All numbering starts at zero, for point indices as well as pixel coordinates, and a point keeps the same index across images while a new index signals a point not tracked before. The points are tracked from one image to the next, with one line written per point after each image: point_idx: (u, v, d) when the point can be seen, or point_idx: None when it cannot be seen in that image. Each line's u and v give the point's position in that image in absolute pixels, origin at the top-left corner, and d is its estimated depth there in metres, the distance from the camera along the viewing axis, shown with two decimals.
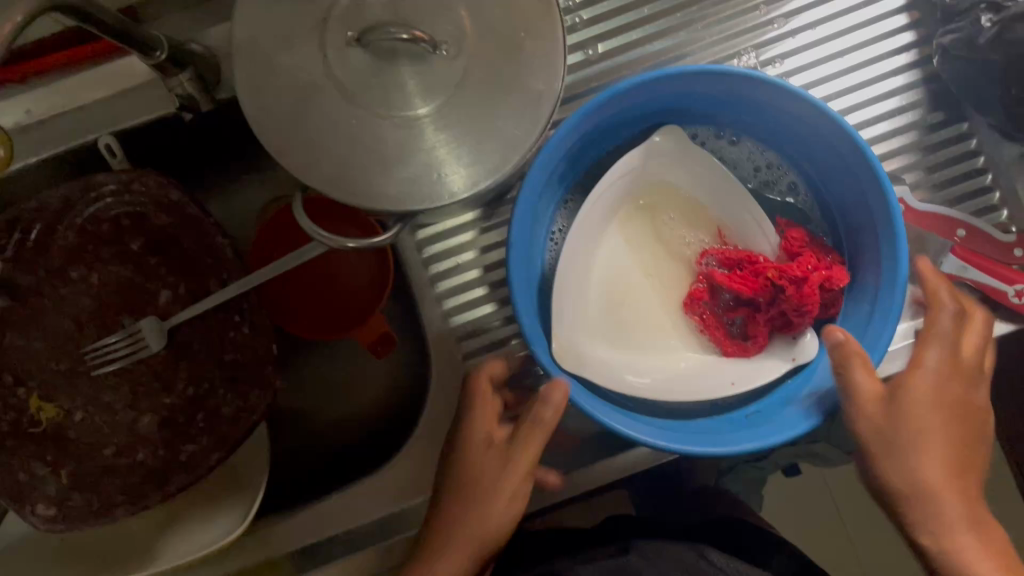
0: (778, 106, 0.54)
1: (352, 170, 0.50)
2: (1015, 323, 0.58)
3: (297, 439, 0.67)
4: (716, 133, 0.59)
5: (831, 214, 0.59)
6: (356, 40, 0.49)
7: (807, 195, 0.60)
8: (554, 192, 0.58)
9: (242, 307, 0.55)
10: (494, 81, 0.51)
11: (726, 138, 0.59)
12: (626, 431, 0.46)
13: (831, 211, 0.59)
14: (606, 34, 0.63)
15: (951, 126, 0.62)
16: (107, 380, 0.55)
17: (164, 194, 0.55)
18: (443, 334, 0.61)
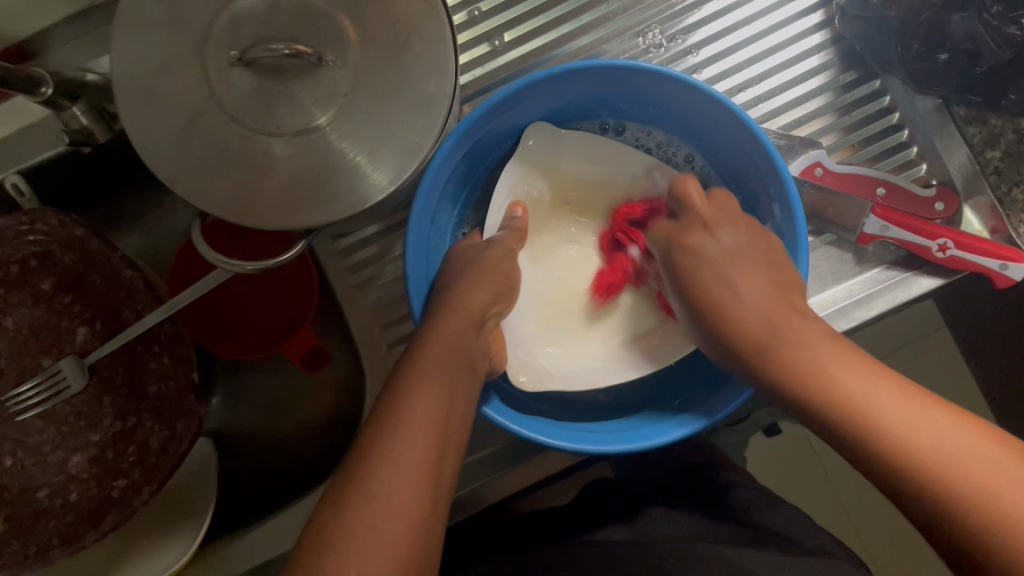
0: (662, 94, 0.55)
1: (248, 190, 0.49)
2: (940, 277, 0.58)
3: (246, 458, 0.68)
4: (597, 124, 0.62)
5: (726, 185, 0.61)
6: (238, 59, 0.48)
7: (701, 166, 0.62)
8: (456, 198, 0.61)
9: (157, 337, 0.56)
10: (384, 84, 0.50)
11: (608, 127, 0.62)
12: (536, 438, 0.49)
13: (725, 182, 0.61)
14: (511, 21, 0.62)
15: (864, 85, 0.62)
16: (32, 424, 0.54)
17: (69, 232, 0.54)
18: (374, 341, 0.61)
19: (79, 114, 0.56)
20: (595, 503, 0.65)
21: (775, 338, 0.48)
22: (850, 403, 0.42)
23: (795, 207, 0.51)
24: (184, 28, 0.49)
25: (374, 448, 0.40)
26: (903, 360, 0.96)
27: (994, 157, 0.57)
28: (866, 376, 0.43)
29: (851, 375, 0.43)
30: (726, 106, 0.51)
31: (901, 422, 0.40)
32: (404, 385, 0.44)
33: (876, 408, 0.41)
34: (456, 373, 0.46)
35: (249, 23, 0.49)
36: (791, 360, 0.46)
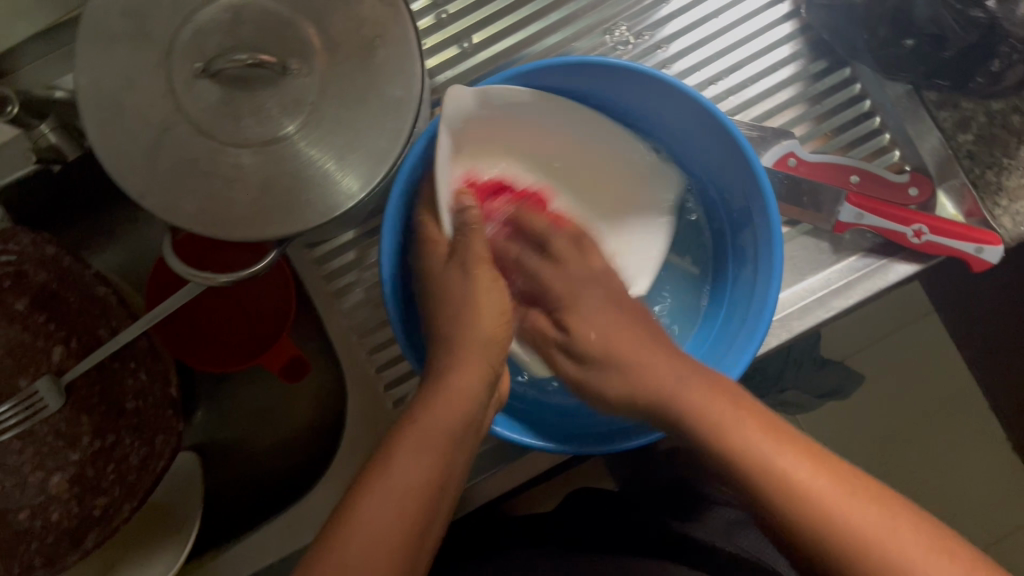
0: (634, 92, 0.55)
1: (217, 202, 0.49)
2: (917, 263, 0.58)
3: (231, 472, 0.67)
4: None
5: (699, 182, 0.61)
6: (202, 71, 0.48)
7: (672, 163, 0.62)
8: None
9: (133, 353, 0.56)
10: (350, 90, 0.49)
11: None
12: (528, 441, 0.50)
13: (698, 179, 0.61)
14: (479, 23, 0.62)
15: (834, 73, 0.62)
16: (10, 445, 0.53)
17: (40, 252, 0.54)
18: (355, 348, 0.60)
19: (47, 132, 0.56)
20: (578, 509, 0.65)
21: (658, 400, 0.49)
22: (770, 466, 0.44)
23: (770, 198, 0.51)
24: (146, 42, 0.49)
25: (352, 516, 0.42)
26: (891, 347, 0.96)
27: (967, 140, 0.57)
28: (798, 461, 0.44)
29: (761, 438, 0.45)
30: (698, 100, 0.51)
31: (833, 509, 0.42)
32: (395, 445, 0.46)
33: (798, 479, 0.44)
34: (456, 433, 0.47)
35: (212, 34, 0.49)
36: (701, 401, 0.47)
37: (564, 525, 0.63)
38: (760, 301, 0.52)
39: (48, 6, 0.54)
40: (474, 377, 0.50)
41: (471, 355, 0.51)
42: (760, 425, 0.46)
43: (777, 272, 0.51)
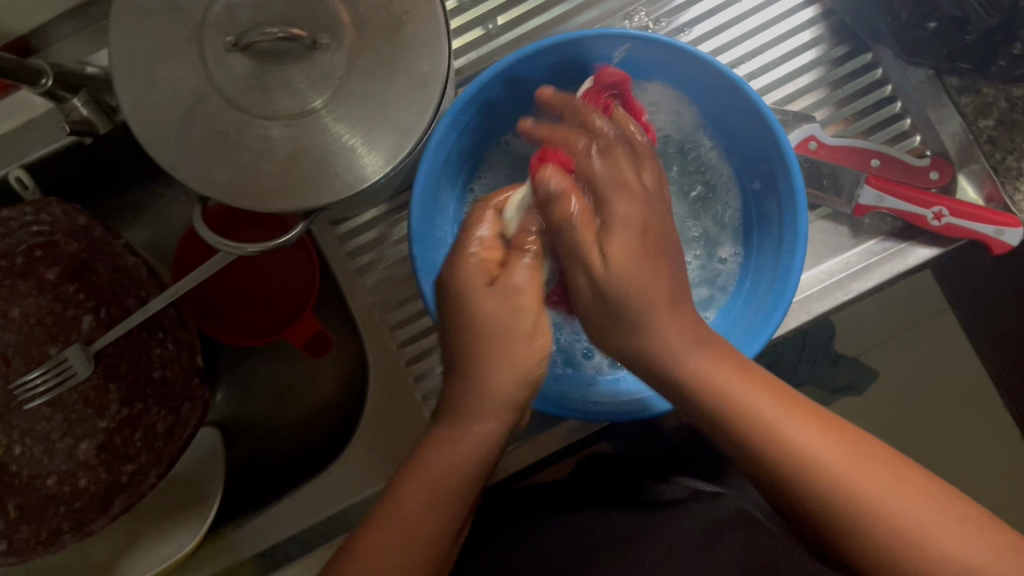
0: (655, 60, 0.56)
1: (246, 174, 0.50)
2: (936, 246, 0.58)
3: (251, 447, 0.68)
4: None
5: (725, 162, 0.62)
6: (234, 45, 0.49)
7: (697, 144, 0.63)
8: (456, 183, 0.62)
9: (161, 324, 0.56)
10: (379, 64, 0.50)
11: None
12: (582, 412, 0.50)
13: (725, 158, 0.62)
14: (503, 6, 0.63)
15: (856, 58, 0.62)
16: (40, 412, 0.55)
17: (72, 221, 0.54)
18: (376, 324, 0.61)
19: (80, 106, 0.56)
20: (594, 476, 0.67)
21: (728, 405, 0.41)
22: (807, 456, 0.39)
23: (792, 164, 0.51)
24: (179, 16, 0.50)
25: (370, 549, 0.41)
26: (907, 341, 0.96)
27: (987, 126, 0.57)
28: (828, 440, 0.39)
29: (823, 445, 0.39)
30: (717, 67, 0.52)
31: (873, 499, 0.38)
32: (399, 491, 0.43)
33: (858, 485, 0.38)
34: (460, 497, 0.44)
35: (244, 8, 0.49)
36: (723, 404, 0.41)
37: (583, 486, 0.65)
38: (784, 268, 0.53)
39: None
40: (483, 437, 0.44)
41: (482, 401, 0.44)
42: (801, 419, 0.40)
43: (802, 237, 0.51)
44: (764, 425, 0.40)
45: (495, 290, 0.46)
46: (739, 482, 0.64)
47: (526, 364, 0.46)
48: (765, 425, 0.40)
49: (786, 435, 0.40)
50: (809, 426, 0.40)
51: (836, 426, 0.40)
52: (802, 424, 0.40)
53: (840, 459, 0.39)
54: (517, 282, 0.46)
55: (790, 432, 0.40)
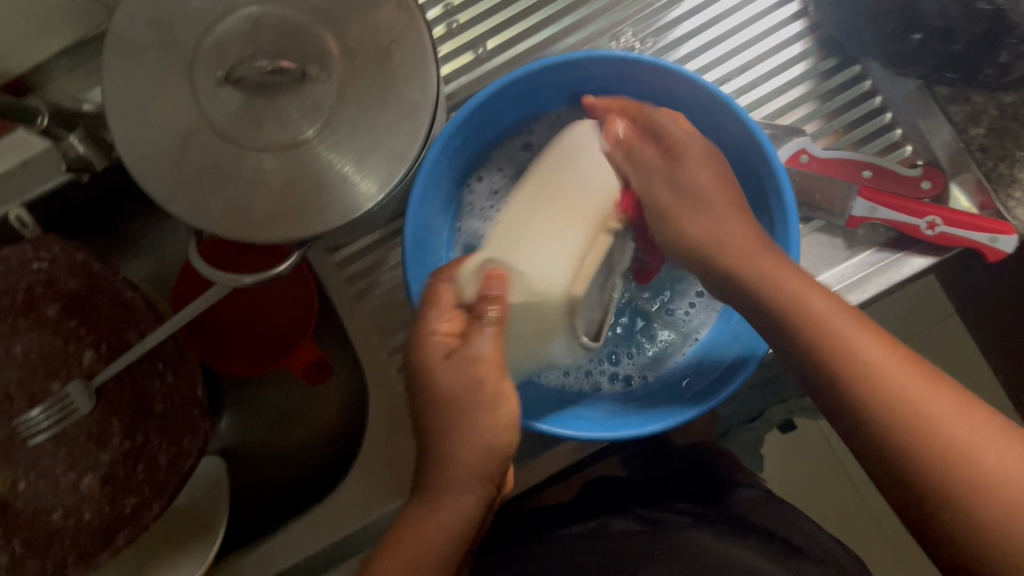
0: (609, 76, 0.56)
1: (240, 206, 0.50)
2: (932, 256, 0.58)
3: (255, 475, 0.69)
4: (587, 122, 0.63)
5: None
6: (224, 78, 0.49)
7: None
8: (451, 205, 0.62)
9: (161, 356, 0.58)
10: (369, 92, 0.51)
11: None
12: (564, 432, 0.50)
13: None
14: (492, 30, 0.64)
15: (844, 70, 0.63)
16: (42, 447, 0.55)
17: (72, 258, 0.56)
18: (375, 348, 0.61)
19: (76, 142, 0.57)
20: (597, 501, 0.67)
21: (830, 341, 0.45)
22: (879, 382, 0.43)
23: (781, 178, 0.52)
24: (171, 53, 0.50)
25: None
26: (914, 347, 0.96)
27: (979, 133, 0.57)
28: (913, 385, 0.43)
29: (870, 347, 0.45)
30: (704, 86, 0.53)
31: (944, 428, 0.41)
32: (398, 533, 0.47)
33: (886, 376, 0.43)
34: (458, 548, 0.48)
35: (234, 43, 0.50)
36: (828, 317, 0.46)
37: (589, 512, 0.65)
38: None
39: (77, 20, 0.56)
40: (473, 495, 0.48)
41: (462, 465, 0.48)
42: (876, 343, 0.44)
43: (794, 252, 0.51)
44: (872, 365, 0.44)
45: (454, 360, 0.47)
46: (742, 495, 0.63)
47: (496, 435, 0.48)
48: (869, 361, 0.44)
49: (882, 370, 0.43)
50: (903, 368, 0.43)
51: (933, 376, 0.43)
52: (880, 349, 0.44)
53: (944, 410, 0.42)
54: (478, 350, 0.47)
55: (906, 387, 0.43)
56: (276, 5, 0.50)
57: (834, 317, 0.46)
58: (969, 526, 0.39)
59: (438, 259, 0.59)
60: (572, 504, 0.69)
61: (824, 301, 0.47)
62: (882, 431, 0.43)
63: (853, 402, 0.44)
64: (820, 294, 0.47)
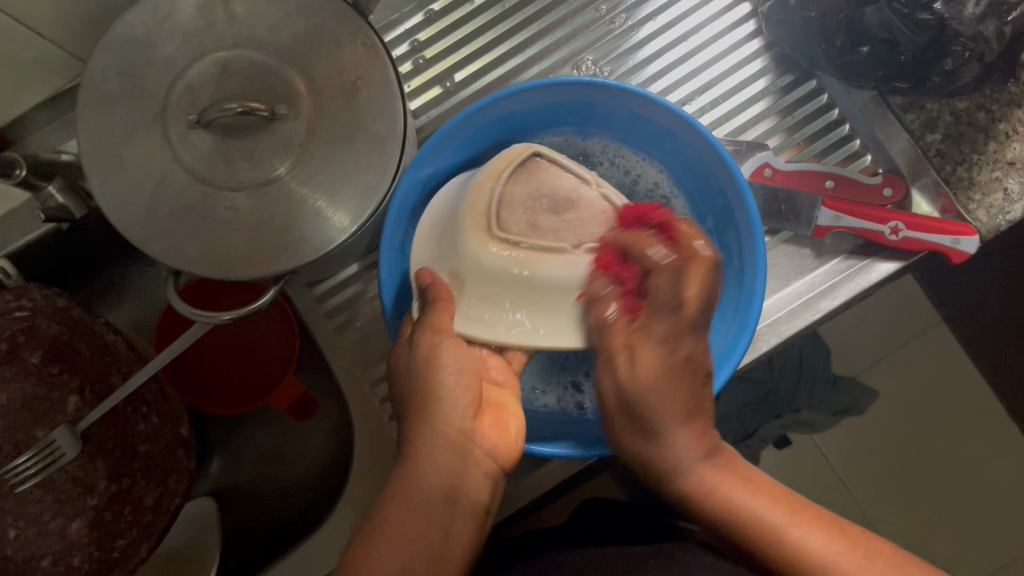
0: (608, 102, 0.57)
1: (216, 246, 0.51)
2: (898, 261, 0.60)
3: (246, 514, 0.69)
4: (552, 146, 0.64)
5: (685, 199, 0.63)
6: (196, 122, 0.51)
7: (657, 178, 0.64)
8: None
9: (144, 398, 0.59)
10: (338, 128, 0.52)
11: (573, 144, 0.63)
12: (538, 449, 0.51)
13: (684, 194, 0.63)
14: (458, 64, 0.66)
15: (801, 86, 0.65)
16: (30, 495, 0.55)
17: (52, 304, 0.56)
18: (359, 381, 0.62)
19: (55, 193, 0.58)
20: (585, 526, 0.68)
21: (710, 505, 0.44)
22: (759, 522, 0.42)
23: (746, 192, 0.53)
24: (143, 99, 0.52)
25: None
26: (900, 357, 0.97)
27: (935, 140, 0.58)
28: (782, 510, 0.42)
29: (767, 507, 0.43)
30: (666, 106, 0.54)
31: (830, 560, 0.39)
32: (371, 536, 0.41)
33: (767, 515, 0.42)
34: (432, 514, 0.42)
35: (203, 87, 0.52)
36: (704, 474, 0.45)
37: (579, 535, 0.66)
38: (746, 294, 0.53)
39: (50, 73, 0.57)
40: (435, 453, 0.43)
41: (426, 437, 0.44)
42: (767, 498, 0.43)
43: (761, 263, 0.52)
44: (707, 485, 0.45)
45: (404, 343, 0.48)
46: None
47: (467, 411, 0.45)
48: (739, 517, 0.43)
49: (745, 513, 0.43)
50: (765, 501, 0.43)
51: (790, 495, 0.44)
52: (761, 495, 0.43)
53: (806, 531, 0.41)
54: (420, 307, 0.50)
55: (783, 524, 0.42)
56: (243, 48, 0.52)
57: (694, 468, 0.46)
58: None
59: None
60: (565, 527, 0.70)
61: (689, 453, 0.46)
62: (734, 538, 0.43)
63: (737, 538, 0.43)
64: (735, 482, 0.45)
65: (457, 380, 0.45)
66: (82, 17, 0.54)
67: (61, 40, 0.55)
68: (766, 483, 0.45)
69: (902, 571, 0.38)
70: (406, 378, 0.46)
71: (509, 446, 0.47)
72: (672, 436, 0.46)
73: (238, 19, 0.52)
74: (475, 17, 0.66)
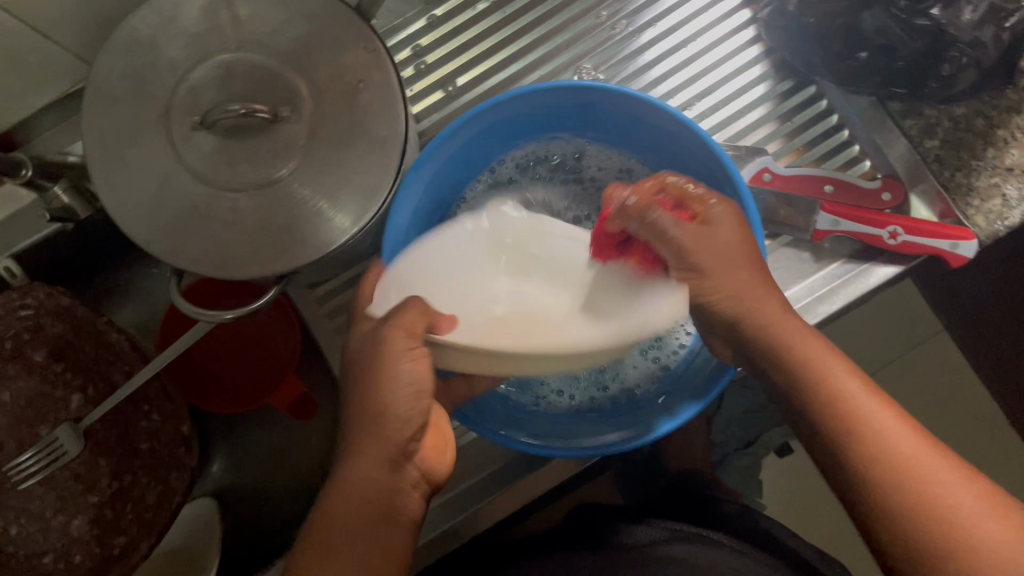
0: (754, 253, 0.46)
1: (219, 246, 0.52)
2: (898, 265, 0.60)
3: (247, 515, 0.69)
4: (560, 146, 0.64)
5: None
6: (199, 123, 0.51)
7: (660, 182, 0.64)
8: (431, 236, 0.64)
9: (146, 396, 0.59)
10: (340, 130, 0.53)
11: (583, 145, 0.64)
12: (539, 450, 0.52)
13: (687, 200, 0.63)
14: (461, 69, 0.66)
15: (801, 91, 0.65)
16: (35, 491, 0.56)
17: (57, 302, 0.57)
18: (358, 382, 0.63)
19: (61, 193, 0.59)
20: (584, 521, 0.69)
21: (847, 409, 0.43)
22: (873, 445, 0.41)
23: (743, 194, 0.53)
24: (148, 101, 0.52)
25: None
26: (905, 365, 0.96)
27: (933, 146, 0.59)
28: (913, 439, 0.42)
29: (894, 431, 0.42)
30: (665, 110, 0.54)
31: (920, 468, 0.41)
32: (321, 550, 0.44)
33: (889, 443, 0.41)
34: (373, 532, 0.44)
35: (207, 89, 0.52)
36: (835, 379, 0.44)
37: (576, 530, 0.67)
38: None
39: (59, 75, 0.58)
40: (377, 460, 0.45)
41: (363, 456, 0.45)
42: (907, 430, 0.42)
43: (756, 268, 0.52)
44: (856, 406, 0.43)
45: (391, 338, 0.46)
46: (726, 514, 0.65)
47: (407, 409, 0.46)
48: (883, 432, 0.42)
49: (893, 441, 0.41)
50: (914, 437, 0.42)
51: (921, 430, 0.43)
52: (902, 428, 0.42)
53: (930, 462, 0.41)
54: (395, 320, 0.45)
55: (937, 469, 0.41)
56: (246, 51, 0.53)
57: (843, 379, 0.44)
58: (934, 552, 0.39)
59: None
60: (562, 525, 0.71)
61: (842, 365, 0.44)
62: (846, 451, 0.42)
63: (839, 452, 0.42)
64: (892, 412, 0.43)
65: (411, 373, 0.46)
66: (91, 20, 0.55)
67: (68, 42, 0.56)
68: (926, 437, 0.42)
69: (985, 514, 0.39)
70: (357, 384, 0.47)
71: (441, 456, 0.49)
72: (808, 353, 0.45)
73: (243, 22, 0.53)
74: (477, 22, 0.66)
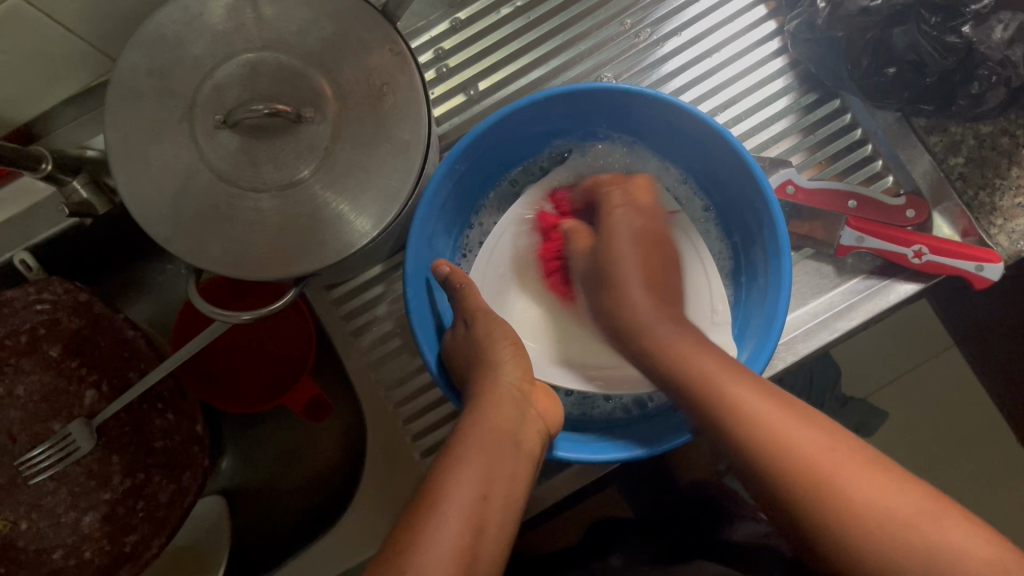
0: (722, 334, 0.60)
1: (240, 246, 0.51)
2: (918, 282, 0.59)
3: (256, 514, 0.69)
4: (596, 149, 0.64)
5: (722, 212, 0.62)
6: (222, 122, 0.51)
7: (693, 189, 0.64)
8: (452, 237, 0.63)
9: (161, 394, 0.59)
10: (364, 132, 0.52)
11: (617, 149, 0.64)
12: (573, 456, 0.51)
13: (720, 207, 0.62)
14: (483, 73, 0.66)
15: (825, 104, 0.65)
16: (46, 486, 0.55)
17: (74, 298, 0.57)
18: (372, 384, 0.62)
19: (80, 187, 0.59)
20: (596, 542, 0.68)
21: (756, 435, 0.45)
22: (802, 463, 0.43)
23: (776, 209, 0.53)
24: (171, 97, 0.52)
25: (413, 544, 0.40)
26: (914, 380, 0.96)
27: (957, 163, 0.59)
28: (839, 455, 0.43)
29: (819, 451, 0.43)
30: (697, 116, 0.54)
31: (844, 481, 0.42)
32: (451, 463, 0.44)
33: (819, 463, 0.43)
34: (499, 458, 0.45)
35: (231, 87, 0.52)
36: (761, 416, 0.45)
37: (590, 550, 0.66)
38: (772, 307, 0.53)
39: (80, 69, 0.58)
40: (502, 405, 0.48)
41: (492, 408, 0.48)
42: (818, 442, 0.44)
43: (783, 280, 0.52)
44: (774, 432, 0.44)
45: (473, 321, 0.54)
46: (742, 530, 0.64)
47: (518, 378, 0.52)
48: (805, 452, 0.43)
49: (818, 458, 0.43)
50: (835, 452, 0.43)
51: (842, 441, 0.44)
52: (813, 436, 0.44)
53: (861, 479, 0.42)
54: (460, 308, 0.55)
55: (845, 480, 0.42)
56: (271, 50, 0.52)
57: (753, 411, 0.46)
58: (869, 550, 0.40)
59: (440, 286, 0.60)
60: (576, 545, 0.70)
61: (753, 397, 0.46)
62: (774, 478, 0.44)
63: (770, 480, 0.44)
64: (804, 427, 0.45)
65: (510, 361, 0.53)
66: (115, 15, 0.55)
67: (89, 36, 0.55)
68: (840, 438, 0.44)
69: (936, 518, 0.40)
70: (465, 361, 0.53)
71: (553, 406, 0.53)
72: (745, 395, 0.46)
73: (268, 22, 0.52)
74: (500, 26, 0.66)
